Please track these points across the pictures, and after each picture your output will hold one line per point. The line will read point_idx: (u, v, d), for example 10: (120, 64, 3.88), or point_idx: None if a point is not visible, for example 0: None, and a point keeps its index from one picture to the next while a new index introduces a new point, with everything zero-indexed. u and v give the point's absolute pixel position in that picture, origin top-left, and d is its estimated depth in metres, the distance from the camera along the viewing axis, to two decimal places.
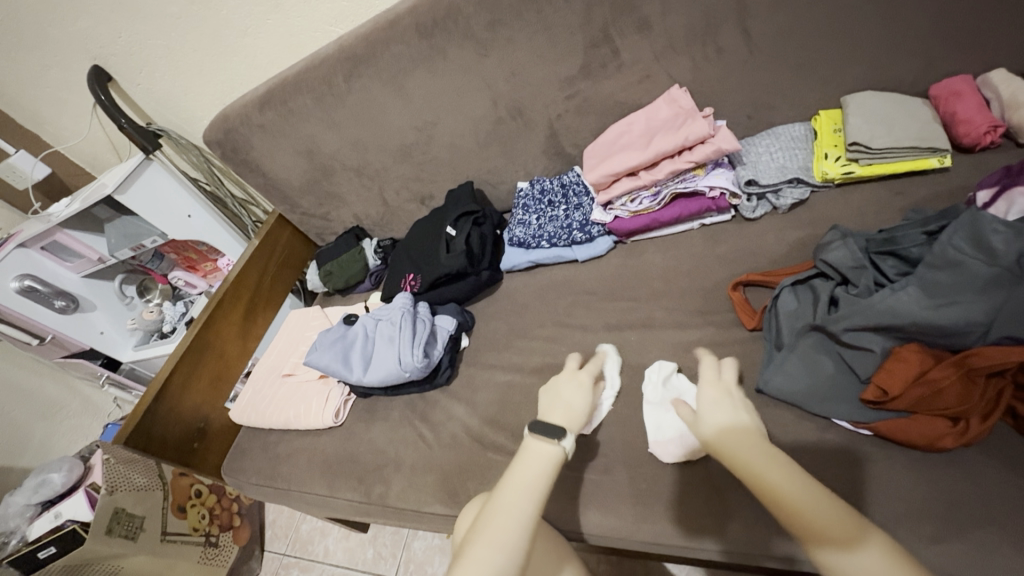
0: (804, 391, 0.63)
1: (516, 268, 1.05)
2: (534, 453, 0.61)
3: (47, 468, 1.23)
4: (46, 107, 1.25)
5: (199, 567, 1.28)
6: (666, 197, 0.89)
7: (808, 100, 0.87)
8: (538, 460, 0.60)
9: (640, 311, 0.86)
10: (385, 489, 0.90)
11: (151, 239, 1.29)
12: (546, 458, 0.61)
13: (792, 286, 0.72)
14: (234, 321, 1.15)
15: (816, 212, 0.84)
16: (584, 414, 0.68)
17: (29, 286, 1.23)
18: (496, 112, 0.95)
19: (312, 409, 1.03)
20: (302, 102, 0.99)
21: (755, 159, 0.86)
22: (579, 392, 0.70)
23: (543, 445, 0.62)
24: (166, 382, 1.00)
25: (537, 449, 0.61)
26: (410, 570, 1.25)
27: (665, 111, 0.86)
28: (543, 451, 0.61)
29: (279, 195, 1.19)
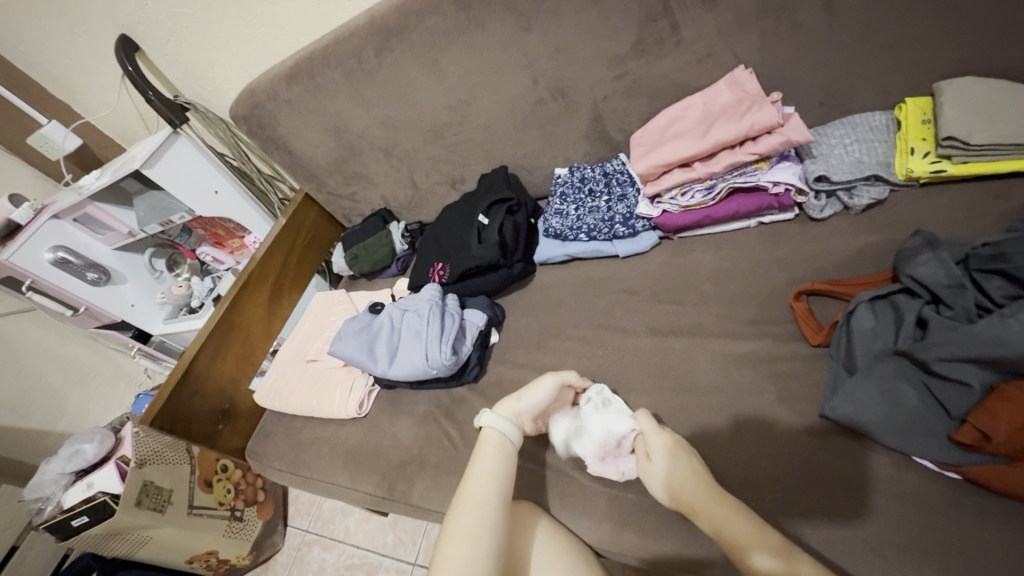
0: (885, 423, 0.57)
1: (551, 261, 0.99)
2: (490, 446, 0.67)
3: (82, 437, 1.20)
4: (74, 78, 1.22)
5: (224, 541, 1.26)
6: (722, 191, 0.81)
7: (892, 85, 0.77)
8: (492, 454, 0.66)
9: (686, 315, 0.80)
10: (407, 487, 0.87)
11: (180, 215, 1.25)
12: (491, 449, 0.67)
13: (870, 300, 0.64)
14: (259, 303, 1.12)
15: (893, 214, 0.75)
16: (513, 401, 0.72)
17: (62, 257, 1.22)
18: (536, 92, 0.88)
19: (335, 398, 1.00)
20: (331, 77, 0.93)
21: (828, 151, 0.77)
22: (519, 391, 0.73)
23: (492, 438, 0.68)
24: (191, 363, 0.98)
25: (487, 441, 0.68)
26: (429, 558, 1.24)
27: (727, 95, 0.77)
28: (498, 443, 0.68)
29: (306, 174, 1.14)
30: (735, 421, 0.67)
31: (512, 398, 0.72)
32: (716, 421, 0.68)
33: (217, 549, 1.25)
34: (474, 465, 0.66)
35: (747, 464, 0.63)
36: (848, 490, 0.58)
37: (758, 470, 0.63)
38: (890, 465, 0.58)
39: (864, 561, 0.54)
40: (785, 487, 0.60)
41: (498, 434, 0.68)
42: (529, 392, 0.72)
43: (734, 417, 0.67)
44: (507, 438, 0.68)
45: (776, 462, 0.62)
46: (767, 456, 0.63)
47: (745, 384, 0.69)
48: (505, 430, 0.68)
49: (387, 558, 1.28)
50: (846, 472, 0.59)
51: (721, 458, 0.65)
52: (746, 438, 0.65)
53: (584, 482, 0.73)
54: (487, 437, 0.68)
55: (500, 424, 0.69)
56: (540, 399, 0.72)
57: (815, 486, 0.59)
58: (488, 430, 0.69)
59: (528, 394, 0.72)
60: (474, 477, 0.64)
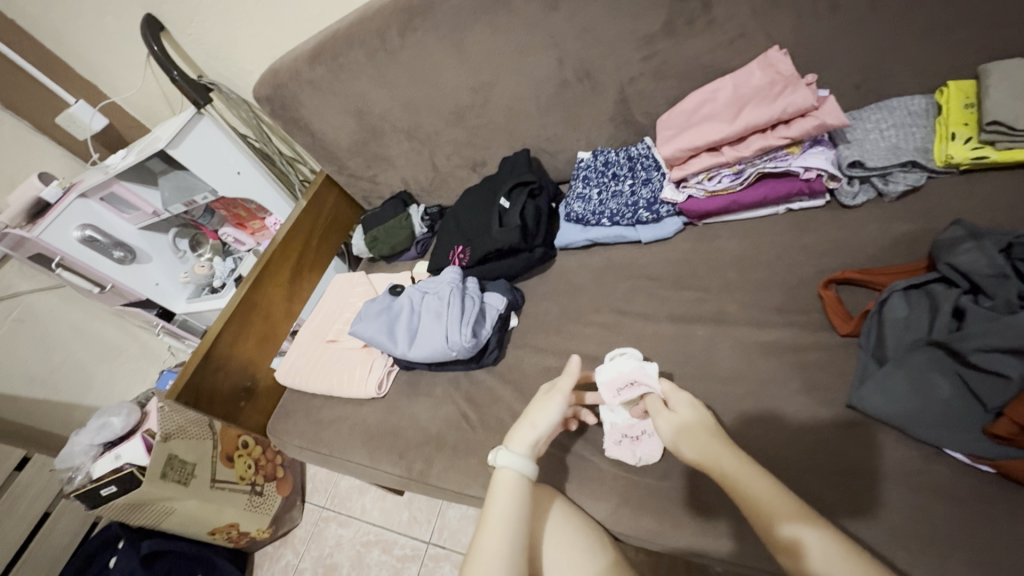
0: (915, 414, 0.56)
1: (571, 246, 0.98)
2: (503, 489, 0.62)
3: (108, 411, 1.23)
4: (101, 58, 1.23)
5: (245, 515, 1.29)
6: (750, 176, 0.79)
7: (933, 68, 0.74)
8: (506, 495, 0.62)
9: (710, 303, 0.79)
10: (425, 466, 0.88)
11: (203, 195, 1.26)
12: (506, 484, 0.63)
13: (904, 289, 0.63)
14: (281, 284, 1.14)
15: (929, 202, 0.73)
16: (529, 426, 0.66)
17: (90, 235, 1.25)
18: (561, 73, 0.86)
19: (354, 378, 1.01)
20: (354, 57, 0.93)
21: (862, 136, 0.75)
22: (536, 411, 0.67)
23: (504, 479, 0.63)
24: (214, 341, 1.00)
25: (501, 480, 0.63)
26: (443, 537, 1.26)
27: (759, 77, 0.75)
28: (514, 480, 0.63)
29: (327, 155, 1.15)
30: (758, 410, 0.66)
31: (522, 424, 0.67)
32: (738, 409, 0.67)
33: (239, 521, 1.28)
34: (489, 512, 0.61)
35: (770, 452, 0.63)
36: (874, 481, 0.57)
37: (781, 458, 0.62)
38: (920, 458, 0.57)
39: (889, 552, 0.53)
40: (808, 477, 0.60)
41: (512, 472, 0.63)
42: (541, 416, 0.66)
43: (758, 406, 0.67)
44: (526, 476, 0.63)
45: (800, 452, 0.62)
46: (791, 445, 0.62)
47: (770, 372, 0.68)
48: (521, 469, 0.63)
49: (402, 536, 1.30)
50: (872, 463, 0.58)
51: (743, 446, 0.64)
52: (769, 426, 0.65)
53: (603, 466, 0.74)
54: (501, 477, 0.63)
55: (514, 463, 0.63)
56: (551, 419, 0.66)
57: (840, 476, 0.59)
58: (504, 471, 0.63)
59: (539, 419, 0.66)
60: (486, 528, 0.59)
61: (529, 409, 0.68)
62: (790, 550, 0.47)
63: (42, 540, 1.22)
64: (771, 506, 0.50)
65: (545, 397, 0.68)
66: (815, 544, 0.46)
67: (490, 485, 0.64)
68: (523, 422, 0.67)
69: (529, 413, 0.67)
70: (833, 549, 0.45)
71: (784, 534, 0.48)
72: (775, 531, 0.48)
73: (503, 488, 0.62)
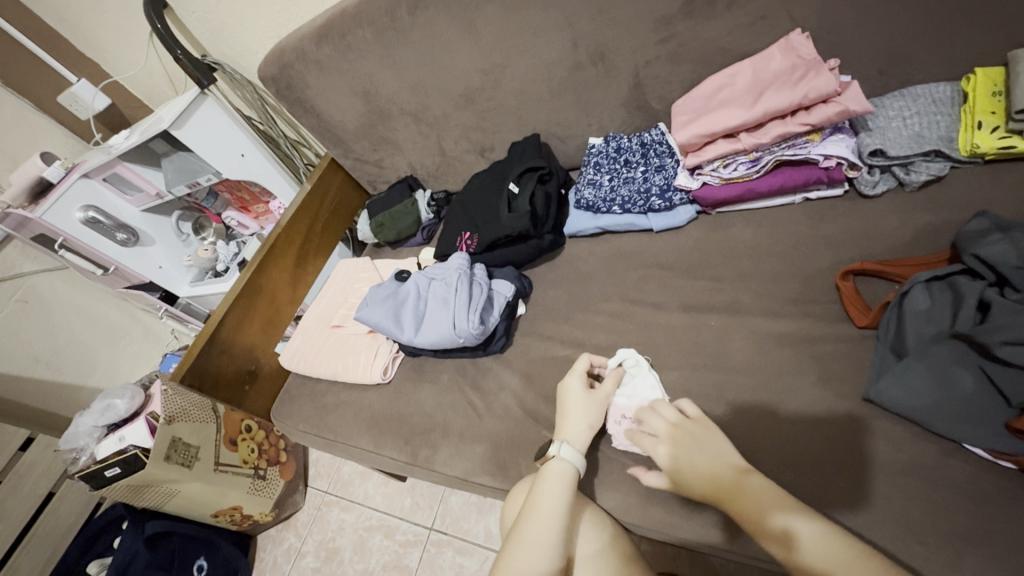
0: (935, 408, 0.55)
1: (581, 234, 0.97)
2: (556, 480, 0.63)
3: (112, 393, 1.22)
4: (104, 35, 1.21)
5: (249, 497, 1.28)
6: (768, 164, 0.77)
7: (960, 53, 0.72)
8: (562, 487, 0.63)
9: (723, 293, 0.77)
10: (431, 453, 0.87)
11: (206, 177, 1.24)
12: (557, 477, 0.63)
13: (927, 281, 0.61)
14: (286, 267, 1.13)
15: (951, 193, 0.72)
16: (582, 420, 0.68)
17: (93, 216, 1.24)
18: (575, 55, 0.84)
19: (360, 363, 1.00)
20: (363, 37, 0.90)
21: (884, 124, 0.73)
22: (584, 406, 0.69)
23: (560, 470, 0.64)
24: (219, 324, 1.00)
25: (553, 471, 0.64)
26: (446, 523, 1.26)
27: (779, 62, 0.73)
28: (565, 474, 0.64)
29: (333, 138, 1.13)
30: (771, 402, 0.66)
31: (578, 423, 0.68)
32: (751, 400, 0.67)
33: (241, 504, 1.28)
34: (538, 501, 0.62)
35: (785, 444, 0.62)
36: (893, 475, 0.56)
37: (795, 451, 0.61)
38: (939, 452, 0.56)
39: (905, 547, 0.53)
40: (823, 470, 0.59)
41: (569, 467, 0.64)
42: (594, 416, 0.68)
43: (771, 397, 0.66)
44: (577, 471, 0.65)
45: (815, 444, 0.61)
46: (805, 437, 0.62)
47: (784, 364, 0.68)
48: (578, 465, 0.65)
49: (404, 522, 1.31)
50: (889, 457, 0.57)
51: (756, 438, 0.63)
52: (783, 418, 0.64)
53: (613, 456, 0.73)
54: (554, 467, 0.65)
55: (568, 455, 0.65)
56: (600, 419, 0.69)
57: (856, 470, 0.58)
58: (560, 462, 0.65)
59: (591, 416, 0.68)
60: (534, 517, 0.61)
61: (578, 409, 0.69)
62: (783, 540, 0.50)
63: (48, 520, 1.22)
64: (766, 499, 0.53)
65: (593, 399, 0.70)
66: (809, 535, 0.50)
67: (543, 474, 0.64)
68: (577, 420, 0.68)
69: (579, 412, 0.68)
70: (825, 539, 0.49)
71: (777, 524, 0.51)
72: (768, 521, 0.52)
73: (556, 481, 0.63)
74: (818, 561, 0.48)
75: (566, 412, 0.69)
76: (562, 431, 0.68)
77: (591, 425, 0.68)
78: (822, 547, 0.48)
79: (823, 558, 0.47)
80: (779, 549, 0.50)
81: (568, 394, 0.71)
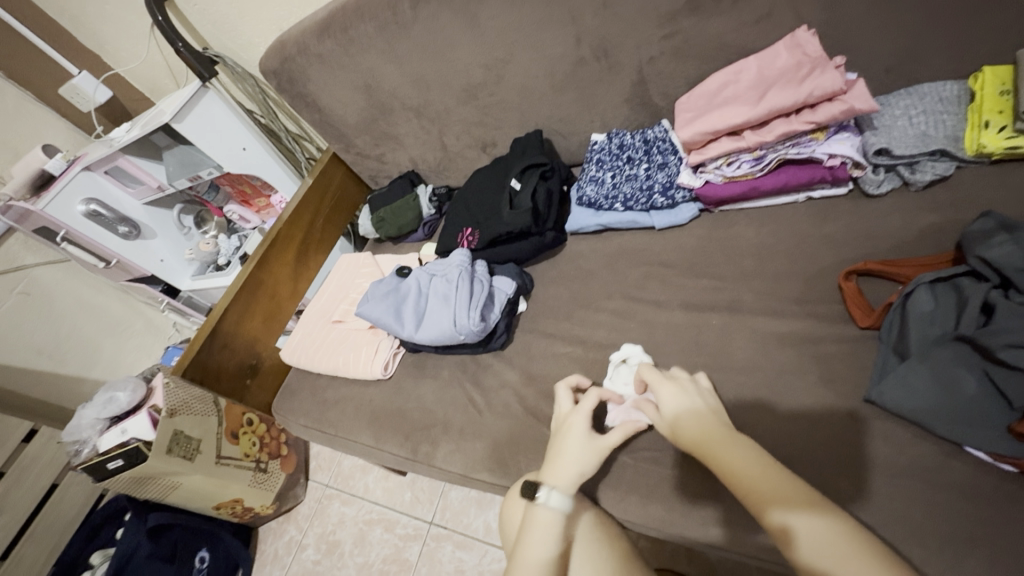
0: (937, 410, 0.55)
1: (583, 231, 0.96)
2: (542, 527, 0.60)
3: (114, 385, 1.22)
4: (105, 27, 1.20)
5: (251, 490, 1.29)
6: (772, 162, 0.77)
7: (969, 51, 0.71)
8: (546, 539, 0.60)
9: (725, 291, 0.77)
10: (431, 449, 0.88)
11: (208, 171, 1.23)
12: (544, 526, 0.60)
13: (930, 283, 0.61)
14: (287, 262, 1.13)
15: (957, 193, 0.71)
16: (576, 468, 0.64)
17: (95, 210, 1.24)
18: (578, 51, 0.83)
19: (360, 358, 1.00)
20: (364, 30, 0.90)
21: (890, 122, 0.72)
22: (580, 450, 0.65)
23: (546, 520, 0.61)
24: (220, 317, 1.00)
25: (540, 520, 0.61)
26: (446, 517, 1.27)
27: (785, 59, 0.72)
28: (552, 522, 0.61)
29: (335, 132, 1.12)
30: (772, 401, 0.66)
31: (568, 468, 0.64)
32: (754, 399, 0.66)
33: (242, 497, 1.28)
34: (524, 546, 0.60)
35: (785, 444, 0.62)
36: (893, 476, 0.56)
37: (796, 451, 0.61)
38: (940, 454, 0.56)
39: (904, 547, 0.53)
40: (824, 470, 0.59)
41: (555, 517, 0.61)
42: (587, 464, 0.64)
43: (772, 396, 0.66)
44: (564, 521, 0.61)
45: (816, 445, 0.61)
46: (806, 438, 0.62)
47: (785, 364, 0.67)
48: (564, 514, 0.61)
49: (404, 516, 1.31)
50: (890, 458, 0.57)
51: (757, 438, 0.63)
52: (783, 418, 0.64)
53: (613, 454, 0.73)
54: (538, 516, 0.61)
55: (556, 505, 0.61)
56: (594, 465, 0.65)
57: (856, 471, 0.58)
58: (544, 510, 0.61)
59: (584, 464, 0.64)
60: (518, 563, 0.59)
61: (572, 451, 0.65)
62: (782, 537, 0.48)
63: (51, 512, 1.23)
64: (766, 493, 0.51)
65: (591, 443, 0.65)
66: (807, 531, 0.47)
67: (529, 518, 0.62)
68: (570, 466, 0.64)
69: (573, 455, 0.65)
70: (827, 537, 0.46)
71: (776, 521, 0.49)
72: (768, 518, 0.50)
73: (542, 530, 0.60)
74: (816, 559, 0.45)
75: (561, 454, 0.65)
76: (552, 476, 0.64)
77: (583, 473, 0.64)
78: (822, 546, 0.46)
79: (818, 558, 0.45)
80: (780, 547, 0.48)
81: (568, 433, 0.66)
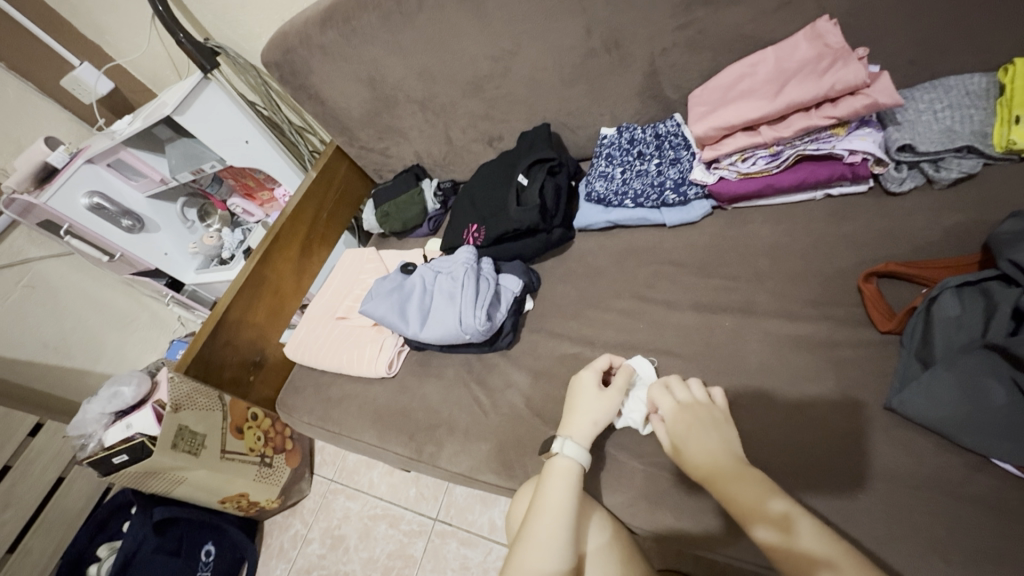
0: (962, 420, 0.53)
1: (592, 227, 0.94)
2: (559, 478, 0.62)
3: (119, 380, 1.21)
4: (105, 17, 1.18)
5: (256, 485, 1.29)
6: (789, 158, 0.74)
7: (998, 42, 0.68)
8: (564, 486, 0.61)
9: (739, 292, 0.75)
10: (436, 449, 0.86)
11: (211, 164, 1.22)
12: (563, 478, 0.62)
13: (957, 286, 0.59)
14: (291, 257, 1.11)
15: (982, 192, 0.68)
16: (591, 421, 0.66)
17: (98, 202, 1.22)
18: (588, 42, 0.81)
19: (365, 357, 0.98)
20: (368, 21, 0.87)
21: (914, 117, 0.69)
22: (593, 403, 0.67)
23: (563, 469, 0.62)
24: (225, 311, 0.98)
25: (558, 472, 0.62)
26: (451, 514, 1.26)
27: (805, 50, 0.70)
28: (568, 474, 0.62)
29: (338, 125, 1.10)
30: (788, 406, 0.64)
31: (583, 419, 0.66)
32: (769, 405, 0.64)
33: (248, 491, 1.28)
34: (542, 500, 0.61)
35: (799, 452, 0.60)
36: (913, 487, 0.55)
37: (812, 459, 0.59)
38: (963, 466, 0.55)
39: (924, 561, 0.51)
40: (839, 479, 0.57)
41: (573, 464, 0.62)
42: (599, 413, 0.66)
43: (788, 401, 0.64)
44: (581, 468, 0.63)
45: (833, 453, 0.59)
46: (825, 445, 0.60)
47: (801, 368, 0.66)
48: (582, 461, 0.63)
49: (409, 511, 1.31)
50: (911, 470, 0.56)
51: (771, 445, 0.62)
52: (798, 424, 0.62)
53: (620, 458, 0.71)
54: (561, 467, 0.63)
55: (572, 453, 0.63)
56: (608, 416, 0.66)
57: (873, 480, 0.56)
58: (563, 458, 0.63)
59: (598, 413, 0.66)
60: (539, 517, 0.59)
61: (588, 406, 0.67)
62: (783, 523, 0.48)
63: (57, 504, 1.23)
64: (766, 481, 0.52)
65: (605, 395, 0.67)
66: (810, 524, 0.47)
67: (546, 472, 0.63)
68: (583, 417, 0.66)
69: (588, 409, 0.67)
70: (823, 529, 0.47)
71: (777, 508, 0.49)
72: (770, 505, 0.50)
73: (562, 482, 0.61)
74: (816, 547, 0.46)
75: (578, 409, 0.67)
76: (566, 427, 0.66)
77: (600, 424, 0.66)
78: (821, 538, 0.46)
79: (820, 546, 0.45)
80: (778, 533, 0.48)
81: (581, 388, 0.69)
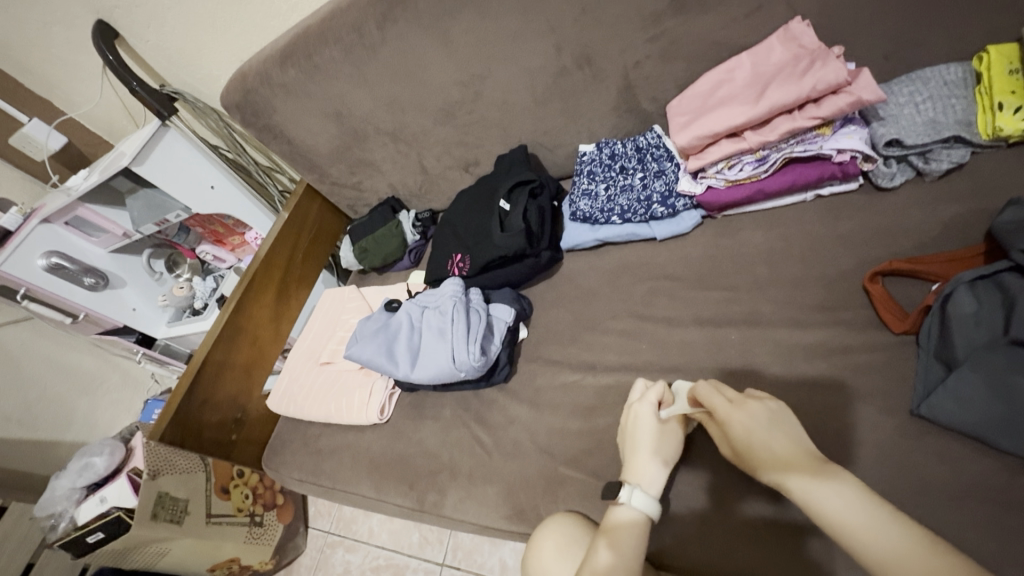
0: (997, 422, 0.51)
1: (580, 247, 0.91)
2: (626, 530, 0.54)
3: (89, 451, 1.12)
4: (53, 71, 1.13)
5: (246, 548, 1.17)
6: (777, 162, 0.72)
7: (970, 32, 0.68)
8: (629, 541, 0.53)
9: (739, 303, 0.72)
10: (439, 497, 0.81)
11: (176, 214, 1.17)
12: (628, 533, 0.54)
13: (970, 281, 0.57)
14: (267, 303, 1.05)
15: (975, 181, 0.68)
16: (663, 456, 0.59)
17: (57, 262, 1.14)
18: (559, 60, 0.79)
19: (354, 404, 0.93)
20: (329, 55, 0.83)
21: (897, 111, 0.69)
22: (652, 434, 0.60)
23: (631, 521, 0.55)
24: (200, 368, 0.92)
25: (624, 524, 0.55)
26: (458, 557, 1.19)
27: (780, 54, 0.69)
28: (639, 525, 0.55)
29: (307, 163, 1.05)
30: (812, 419, 0.60)
31: (646, 460, 0.59)
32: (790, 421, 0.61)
33: (238, 555, 1.17)
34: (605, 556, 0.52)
35: None
36: (956, 498, 0.52)
37: None
38: (1005, 470, 0.52)
39: None
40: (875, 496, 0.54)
41: (639, 515, 0.55)
42: (666, 451, 0.59)
43: (810, 413, 0.60)
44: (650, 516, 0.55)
45: (864, 467, 0.56)
46: (856, 460, 0.56)
47: (817, 378, 0.63)
48: (649, 510, 0.55)
49: (414, 559, 1.23)
50: (950, 479, 0.53)
51: None
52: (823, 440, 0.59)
53: None
54: (625, 518, 0.55)
55: (636, 499, 0.56)
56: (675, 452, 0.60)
57: (912, 493, 0.53)
58: (627, 510, 0.56)
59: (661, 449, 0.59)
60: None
61: (644, 439, 0.60)
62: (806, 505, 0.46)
63: None
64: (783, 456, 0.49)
65: (666, 428, 0.61)
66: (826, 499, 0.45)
67: (609, 526, 0.55)
68: (646, 456, 0.59)
69: (642, 442, 0.60)
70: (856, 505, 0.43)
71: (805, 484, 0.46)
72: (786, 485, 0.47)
73: (628, 537, 0.53)
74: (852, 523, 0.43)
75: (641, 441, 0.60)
76: (630, 472, 0.58)
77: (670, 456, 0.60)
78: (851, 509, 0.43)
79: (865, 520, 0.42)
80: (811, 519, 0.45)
81: (637, 421, 0.61)
